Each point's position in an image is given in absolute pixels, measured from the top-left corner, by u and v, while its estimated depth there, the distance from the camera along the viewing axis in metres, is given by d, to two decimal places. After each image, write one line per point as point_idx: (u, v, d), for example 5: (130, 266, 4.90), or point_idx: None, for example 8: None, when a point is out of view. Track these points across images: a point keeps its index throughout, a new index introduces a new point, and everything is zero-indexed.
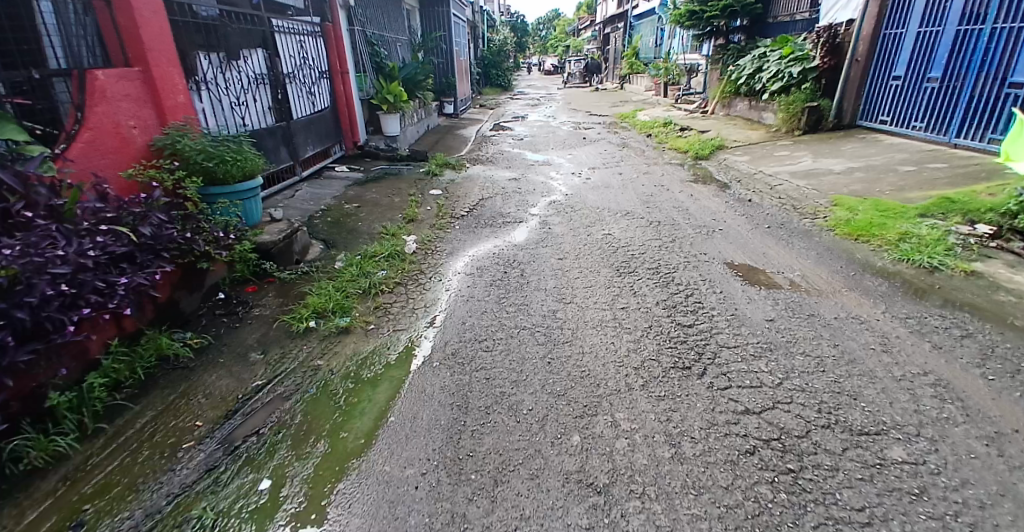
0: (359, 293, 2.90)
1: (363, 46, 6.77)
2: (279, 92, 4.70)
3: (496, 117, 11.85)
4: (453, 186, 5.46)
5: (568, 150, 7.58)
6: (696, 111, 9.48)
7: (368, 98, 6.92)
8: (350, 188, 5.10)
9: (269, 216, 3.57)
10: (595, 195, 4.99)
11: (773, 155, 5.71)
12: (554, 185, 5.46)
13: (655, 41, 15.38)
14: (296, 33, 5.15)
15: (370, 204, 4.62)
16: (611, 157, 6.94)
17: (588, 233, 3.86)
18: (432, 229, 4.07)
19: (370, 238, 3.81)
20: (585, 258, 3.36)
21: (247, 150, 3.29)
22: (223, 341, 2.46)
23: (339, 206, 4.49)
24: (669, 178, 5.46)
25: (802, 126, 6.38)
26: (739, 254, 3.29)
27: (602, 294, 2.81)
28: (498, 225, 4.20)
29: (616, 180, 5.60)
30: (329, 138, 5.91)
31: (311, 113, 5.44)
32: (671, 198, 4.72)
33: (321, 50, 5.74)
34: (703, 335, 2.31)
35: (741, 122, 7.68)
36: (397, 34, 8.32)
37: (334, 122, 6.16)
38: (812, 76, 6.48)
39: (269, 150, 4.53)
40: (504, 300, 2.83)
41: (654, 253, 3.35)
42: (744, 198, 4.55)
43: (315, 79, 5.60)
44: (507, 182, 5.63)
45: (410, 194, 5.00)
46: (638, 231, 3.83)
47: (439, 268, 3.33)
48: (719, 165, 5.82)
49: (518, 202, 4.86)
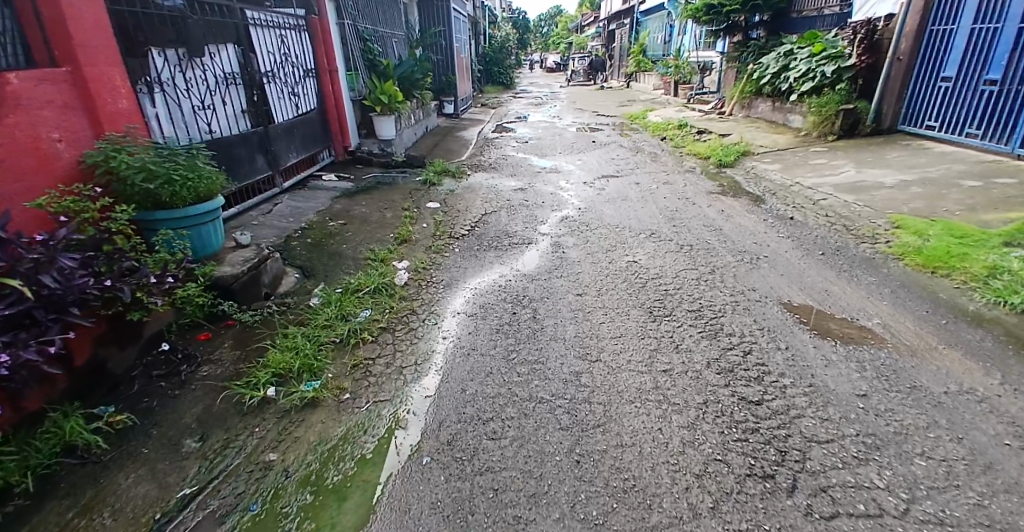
0: (335, 343, 2.33)
1: (354, 43, 6.21)
2: (254, 94, 4.15)
3: (499, 118, 11.29)
4: (453, 198, 4.91)
5: (578, 155, 7.03)
6: (711, 112, 8.92)
7: (360, 98, 6.36)
8: (336, 201, 4.55)
9: (234, 241, 3.02)
10: (613, 210, 4.44)
11: (808, 164, 5.16)
12: (565, 197, 4.91)
13: (664, 38, 14.80)
14: (274, 27, 4.59)
15: (357, 220, 4.07)
16: (624, 163, 6.38)
17: (610, 260, 3.29)
18: (429, 254, 3.52)
19: (354, 265, 3.25)
20: (610, 296, 2.79)
21: (201, 165, 2.74)
22: (154, 418, 1.92)
23: (322, 223, 3.94)
24: (693, 190, 4.92)
25: (837, 130, 5.82)
26: (796, 292, 2.74)
27: (636, 349, 2.25)
28: (504, 247, 3.65)
29: (634, 190, 5.05)
30: (316, 143, 5.36)
31: (295, 117, 4.88)
32: (699, 214, 4.18)
33: (305, 46, 5.18)
34: (781, 421, 1.75)
35: (764, 125, 7.12)
36: (393, 29, 7.75)
37: (322, 125, 5.61)
38: (847, 76, 5.93)
39: (242, 160, 3.98)
40: (513, 355, 2.26)
41: (692, 289, 2.79)
42: (784, 215, 4.01)
43: (299, 79, 5.05)
44: (513, 193, 5.08)
45: (404, 208, 4.45)
46: (669, 257, 3.27)
47: (435, 306, 2.76)
48: (748, 175, 5.27)
49: (526, 217, 4.32)
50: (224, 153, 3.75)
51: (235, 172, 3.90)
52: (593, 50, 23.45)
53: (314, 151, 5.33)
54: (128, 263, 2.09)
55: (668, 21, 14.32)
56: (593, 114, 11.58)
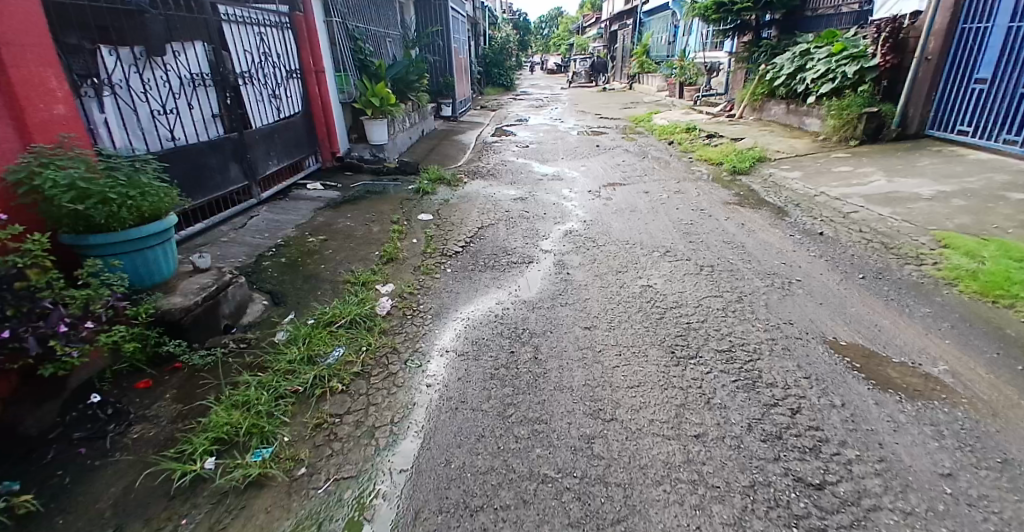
0: (295, 394, 1.95)
1: (343, 42, 5.84)
2: (227, 96, 3.78)
3: (498, 120, 10.92)
4: (448, 209, 4.53)
5: (582, 160, 6.66)
6: (720, 114, 8.54)
7: (350, 101, 5.99)
8: (319, 213, 4.17)
9: (191, 265, 2.65)
10: (622, 223, 4.05)
11: (831, 172, 4.79)
12: (568, 207, 4.54)
13: (668, 38, 14.45)
14: (253, 24, 4.22)
15: (340, 236, 3.68)
16: (631, 170, 6.00)
17: (621, 284, 2.90)
18: (417, 276, 3.13)
19: (331, 289, 2.87)
20: (623, 330, 2.39)
21: (149, 180, 2.36)
22: (63, 502, 1.55)
23: (301, 239, 3.56)
24: (708, 199, 4.54)
25: (860, 135, 5.46)
26: (841, 328, 2.36)
27: (658, 405, 1.85)
28: (502, 267, 3.28)
29: (643, 200, 4.68)
30: (300, 149, 4.98)
31: (276, 121, 4.51)
32: (716, 228, 3.80)
33: (288, 44, 4.81)
34: (852, 519, 1.39)
35: (778, 129, 6.75)
36: (387, 28, 7.38)
37: (308, 129, 5.23)
38: (871, 77, 5.56)
39: (212, 169, 3.60)
40: (510, 410, 1.87)
41: (719, 321, 2.40)
42: (811, 230, 3.63)
43: (282, 80, 4.68)
44: (513, 204, 4.70)
45: (394, 221, 4.07)
46: (688, 280, 2.88)
47: (419, 342, 2.37)
48: (766, 183, 4.89)
49: (526, 231, 3.95)
50: (190, 163, 3.38)
51: (205, 183, 3.53)
52: (595, 52, 23.10)
53: (298, 158, 4.95)
54: (42, 306, 1.71)
55: (672, 22, 13.97)
56: (596, 117, 11.22)
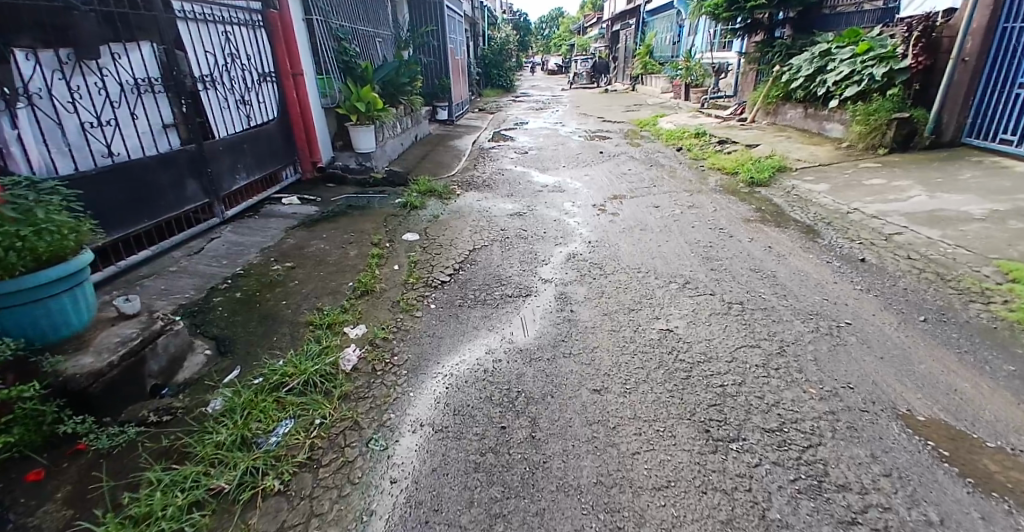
0: (216, 498, 1.53)
1: (326, 42, 5.40)
2: (182, 104, 3.36)
3: (496, 124, 10.45)
4: (437, 227, 4.07)
5: (584, 168, 6.22)
6: (731, 118, 8.09)
7: (334, 105, 5.54)
8: (291, 233, 3.71)
9: (116, 311, 2.21)
10: (632, 245, 3.59)
11: (863, 185, 4.35)
12: (571, 225, 4.09)
13: (673, 38, 14.01)
14: (217, 23, 3.79)
15: (310, 261, 3.23)
16: (638, 180, 5.55)
17: (635, 326, 2.43)
18: (395, 314, 2.67)
19: (289, 333, 2.41)
20: (643, 396, 1.91)
21: (54, 215, 1.92)
22: None
23: (264, 266, 3.11)
24: (726, 216, 4.08)
25: (888, 142, 5.03)
26: (914, 397, 1.91)
27: (697, 521, 1.40)
28: (495, 301, 2.81)
29: (654, 216, 4.23)
30: (275, 160, 4.55)
31: (245, 130, 4.08)
32: (739, 251, 3.35)
33: (261, 45, 4.38)
34: None
35: (795, 134, 6.29)
36: (376, 28, 6.94)
37: (285, 138, 4.79)
38: (902, 79, 5.13)
39: (162, 188, 3.19)
40: (498, 527, 1.41)
41: (763, 383, 1.94)
42: (850, 255, 3.18)
43: (253, 85, 4.25)
44: (510, 220, 4.25)
45: (376, 243, 3.62)
46: (715, 322, 2.41)
47: (386, 411, 1.89)
48: (790, 196, 4.44)
49: (524, 255, 3.50)
50: (131, 182, 2.97)
51: (152, 204, 3.12)
52: (596, 52, 22.65)
53: (273, 170, 4.51)
54: None
55: (677, 21, 13.52)
56: (598, 120, 10.75)
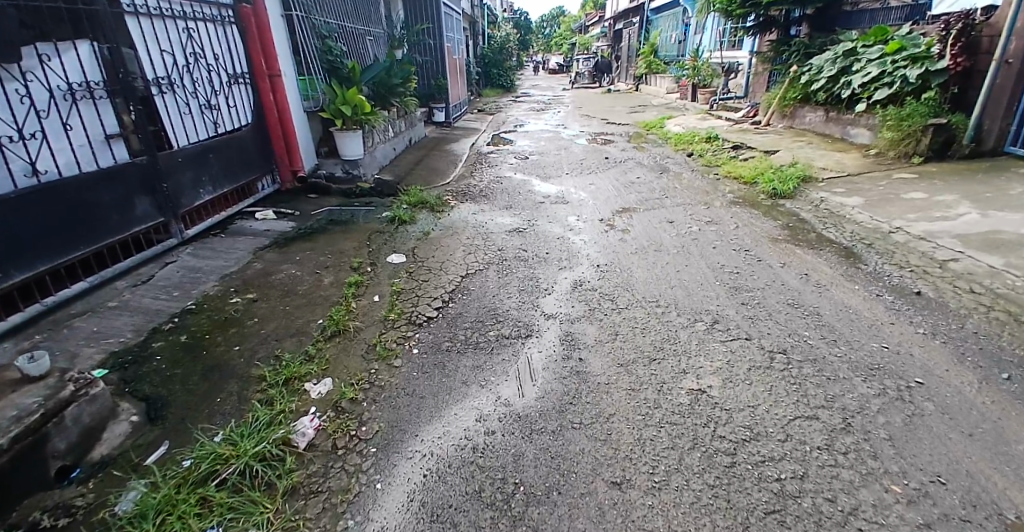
0: None
1: (308, 39, 4.97)
2: (130, 111, 2.97)
3: (496, 126, 9.99)
4: (426, 247, 3.64)
5: (589, 176, 5.79)
6: (743, 121, 7.66)
7: (317, 108, 5.11)
8: (260, 256, 3.28)
9: (17, 372, 1.79)
10: (648, 269, 3.16)
11: (900, 199, 3.93)
12: (577, 245, 3.67)
13: (679, 37, 13.55)
14: (176, 18, 3.40)
15: (276, 291, 2.80)
16: (648, 190, 5.11)
17: (660, 383, 1.99)
18: (369, 362, 2.23)
19: (235, 394, 1.99)
20: (677, 495, 1.49)
21: None
22: None
23: (220, 300, 2.68)
24: (751, 234, 3.66)
25: (923, 150, 4.62)
26: (1022, 497, 1.49)
27: None
28: (490, 344, 2.38)
29: (669, 234, 3.80)
30: (249, 170, 4.14)
31: (209, 138, 3.68)
32: (771, 279, 2.92)
33: (231, 42, 3.98)
34: None
35: (815, 140, 5.87)
36: (366, 25, 6.50)
37: (261, 144, 4.37)
38: (938, 82, 4.75)
39: (104, 208, 2.81)
40: None
41: (830, 478, 1.53)
42: (902, 286, 2.76)
43: (222, 87, 3.84)
44: (508, 238, 3.82)
45: (357, 267, 3.19)
46: (758, 380, 1.98)
47: (343, 516, 1.47)
48: (818, 212, 4.02)
49: (525, 282, 3.07)
50: (63, 204, 2.60)
51: (91, 228, 2.75)
52: (598, 50, 22.20)
53: (247, 181, 4.11)
54: None
55: (683, 19, 13.08)
56: (602, 122, 10.31)
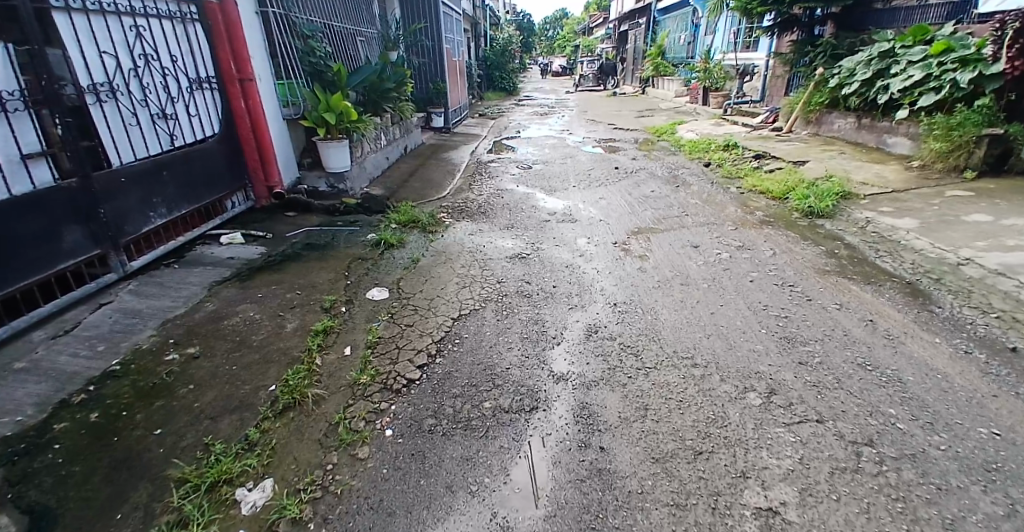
0: None
1: (287, 40, 4.51)
2: (56, 124, 2.52)
3: (497, 132, 9.46)
4: (413, 279, 3.13)
5: (599, 189, 5.29)
6: (763, 127, 7.16)
7: (298, 115, 4.62)
8: (215, 292, 2.80)
9: None
10: (676, 310, 2.64)
11: (960, 222, 3.43)
12: (589, 275, 3.17)
13: (688, 38, 13.06)
14: (121, 15, 2.98)
15: (225, 344, 2.31)
16: (666, 206, 4.60)
17: (714, 497, 1.48)
18: (325, 453, 1.72)
19: (141, 508, 1.52)
20: None
21: None
22: None
23: (153, 359, 2.21)
24: (792, 264, 3.14)
25: (976, 164, 4.14)
26: None
27: None
28: (484, 423, 1.85)
29: (696, 261, 3.29)
30: (214, 188, 3.67)
31: (160, 152, 3.23)
32: (828, 327, 2.41)
33: (192, 43, 3.55)
34: None
35: (846, 150, 5.37)
36: (356, 24, 6.03)
37: (230, 157, 3.89)
38: (994, 88, 4.27)
39: (19, 242, 2.37)
40: None
41: None
42: (993, 341, 2.26)
43: (179, 95, 3.39)
44: (509, 267, 3.32)
45: (329, 307, 2.69)
46: (844, 494, 1.48)
47: None
48: (866, 236, 3.52)
49: (528, 327, 2.56)
50: None
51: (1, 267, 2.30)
52: (603, 51, 21.68)
53: (210, 200, 3.64)
54: None
55: (693, 20, 12.60)
56: (608, 127, 9.80)
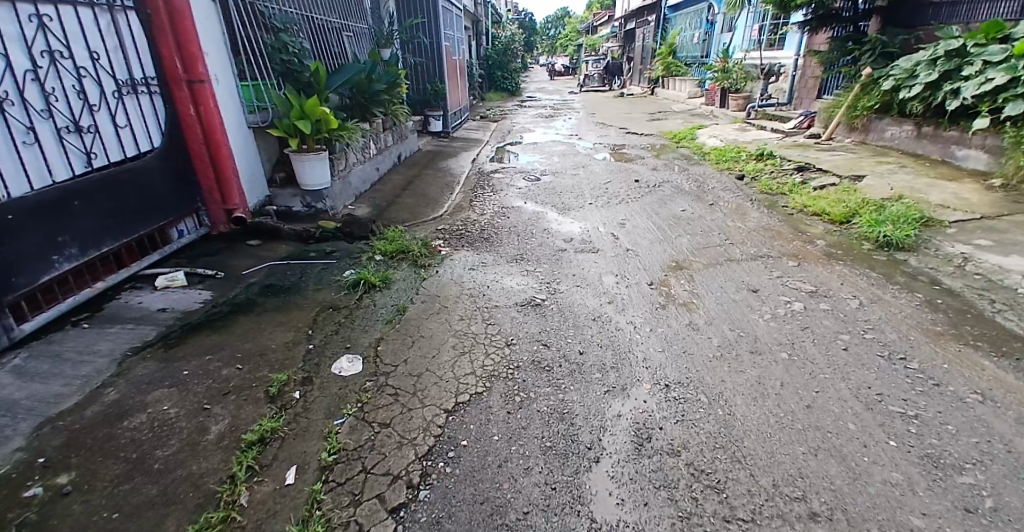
0: None
1: (252, 33, 3.78)
2: None
3: (501, 136, 8.75)
4: (396, 339, 2.41)
5: (620, 207, 4.59)
6: (797, 134, 6.46)
7: (265, 123, 3.90)
8: (128, 370, 2.12)
9: None
10: (753, 398, 1.94)
11: None
12: (626, 334, 2.45)
13: (702, 36, 12.33)
14: (15, 1, 2.29)
15: (115, 468, 1.63)
16: (702, 229, 3.90)
17: None
18: None
19: None
20: None
21: None
22: None
23: (4, 498, 1.53)
24: (889, 323, 2.45)
25: None
26: None
27: None
28: None
29: (761, 312, 2.58)
30: (150, 217, 2.99)
31: (71, 177, 2.55)
32: (983, 439, 1.74)
33: (125, 37, 2.85)
34: None
35: (905, 164, 4.67)
36: (343, 17, 5.32)
37: (177, 177, 3.18)
38: None
39: None
40: None
41: None
42: None
43: (98, 102, 2.70)
44: (522, 321, 2.60)
45: (274, 392, 1.96)
46: None
47: None
48: (970, 280, 2.83)
49: (552, 425, 1.83)
50: None
51: None
52: (608, 51, 20.94)
53: (145, 232, 2.95)
54: None
55: (707, 17, 11.88)
56: (620, 131, 9.09)
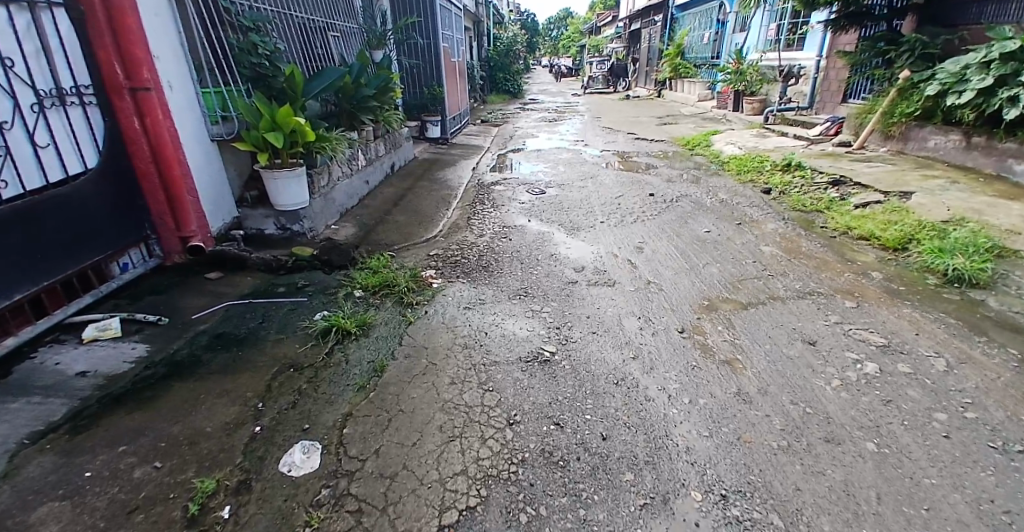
0: None
1: (214, 32, 3.29)
2: None
3: (503, 142, 8.25)
4: (368, 415, 1.91)
5: (636, 227, 4.08)
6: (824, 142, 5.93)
7: (230, 135, 3.40)
8: (19, 467, 1.63)
9: None
10: (844, 523, 1.44)
11: None
12: (659, 407, 1.93)
13: (712, 36, 11.83)
14: None
15: None
16: (734, 256, 3.39)
17: None
18: None
19: None
20: None
21: None
22: None
23: None
24: (991, 395, 1.94)
25: None
26: None
27: None
28: None
29: (828, 376, 2.06)
30: (78, 253, 2.51)
31: None
32: None
33: (49, 37, 2.35)
34: None
35: (957, 179, 4.16)
36: (327, 16, 4.83)
37: (118, 201, 2.70)
38: None
39: None
40: None
41: None
42: None
43: (11, 118, 2.20)
44: (527, 386, 2.08)
45: (196, 513, 1.49)
46: None
47: None
48: None
49: None
50: None
51: None
52: (613, 52, 20.42)
53: (74, 271, 2.48)
54: None
55: (718, 16, 11.38)
56: (629, 136, 8.57)
